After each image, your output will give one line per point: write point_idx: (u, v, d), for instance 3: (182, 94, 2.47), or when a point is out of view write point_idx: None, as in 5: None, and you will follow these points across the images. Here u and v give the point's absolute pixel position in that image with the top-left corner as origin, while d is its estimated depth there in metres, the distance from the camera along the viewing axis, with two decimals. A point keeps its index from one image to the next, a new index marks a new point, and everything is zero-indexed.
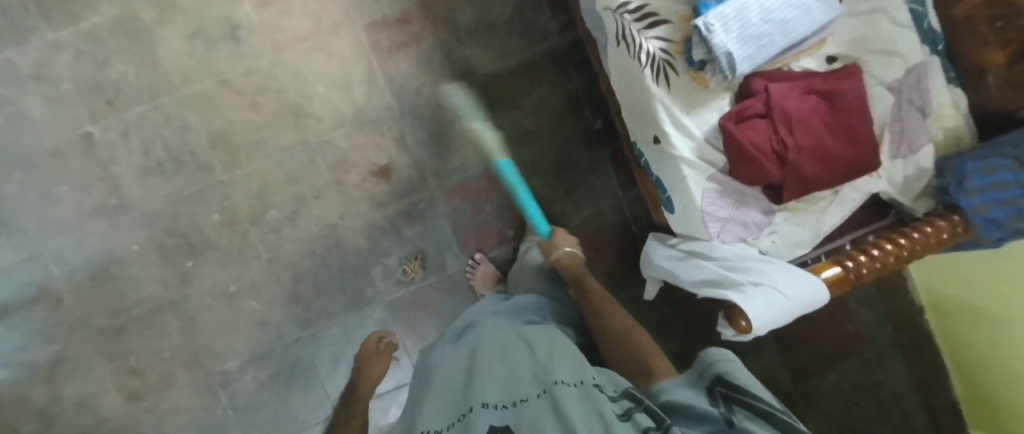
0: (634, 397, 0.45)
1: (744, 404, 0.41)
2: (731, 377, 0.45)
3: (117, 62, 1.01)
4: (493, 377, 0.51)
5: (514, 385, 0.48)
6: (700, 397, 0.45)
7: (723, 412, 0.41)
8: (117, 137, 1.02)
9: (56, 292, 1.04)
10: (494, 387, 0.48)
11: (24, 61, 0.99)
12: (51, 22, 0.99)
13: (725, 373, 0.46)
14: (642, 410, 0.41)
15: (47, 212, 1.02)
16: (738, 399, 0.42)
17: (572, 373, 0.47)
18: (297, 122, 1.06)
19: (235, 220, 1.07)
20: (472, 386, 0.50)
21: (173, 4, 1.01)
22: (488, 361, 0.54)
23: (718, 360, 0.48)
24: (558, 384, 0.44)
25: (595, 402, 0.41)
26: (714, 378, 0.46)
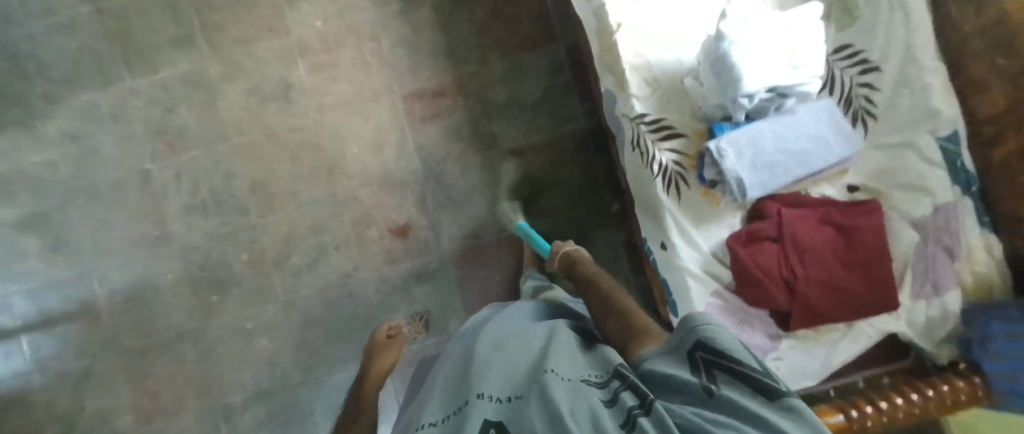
0: (619, 375, 0.39)
1: (726, 370, 0.34)
2: (713, 338, 0.37)
3: (182, 110, 1.13)
4: (490, 368, 0.44)
5: (512, 379, 0.41)
6: (678, 365, 0.38)
7: (703, 380, 0.34)
8: (171, 176, 1.14)
9: (96, 310, 1.13)
10: (490, 379, 0.42)
11: (106, 103, 1.14)
12: (134, 72, 1.14)
13: (705, 333, 0.38)
14: (628, 388, 0.36)
15: (101, 235, 1.14)
16: (720, 363, 0.35)
17: (570, 369, 0.42)
18: (329, 177, 1.13)
19: (260, 262, 1.13)
20: (469, 381, 0.44)
21: (237, 64, 1.13)
22: (487, 355, 0.48)
23: (697, 318, 0.40)
24: (558, 378, 0.38)
25: (592, 398, 0.35)
26: (694, 342, 0.38)
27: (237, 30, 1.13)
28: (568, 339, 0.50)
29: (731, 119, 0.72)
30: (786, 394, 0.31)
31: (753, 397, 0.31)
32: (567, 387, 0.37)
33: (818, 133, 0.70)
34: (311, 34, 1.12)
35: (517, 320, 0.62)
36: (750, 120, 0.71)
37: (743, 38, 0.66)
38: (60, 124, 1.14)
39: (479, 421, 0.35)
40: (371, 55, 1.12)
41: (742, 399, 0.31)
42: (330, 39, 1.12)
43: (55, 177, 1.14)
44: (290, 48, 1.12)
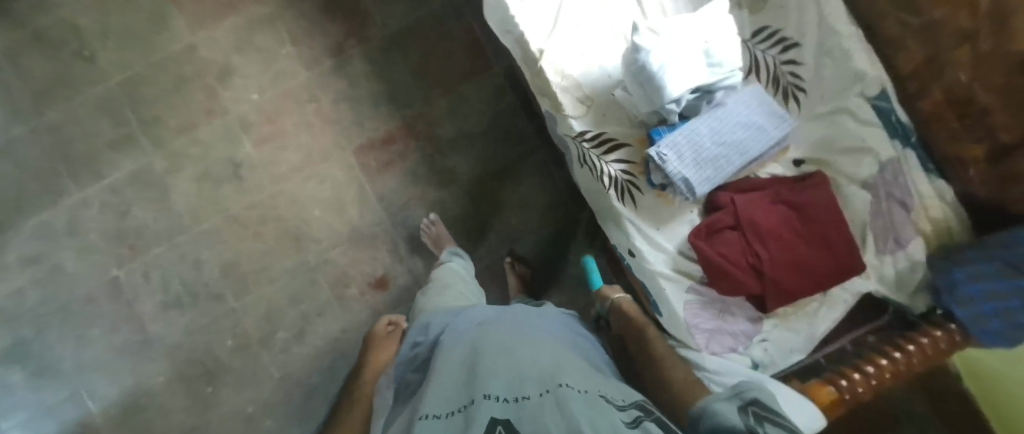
0: (644, 408, 0.44)
1: (771, 421, 0.42)
2: (762, 401, 0.44)
3: (136, 210, 1.12)
4: (496, 368, 0.45)
5: (520, 384, 0.43)
6: (725, 409, 0.45)
7: (748, 422, 0.41)
8: (140, 277, 1.12)
9: (93, 427, 1.12)
10: (500, 381, 0.43)
11: (59, 219, 1.13)
12: (79, 182, 1.12)
13: (756, 396, 0.45)
14: (652, 418, 0.41)
15: (84, 350, 1.13)
16: (765, 416, 0.42)
17: (581, 385, 0.44)
18: (297, 246, 1.12)
19: (247, 344, 1.13)
20: (473, 376, 0.45)
21: (181, 153, 1.11)
22: (489, 353, 0.49)
23: (748, 384, 0.48)
24: (574, 395, 0.41)
25: (612, 420, 0.38)
26: (744, 397, 0.45)
27: (175, 119, 1.11)
28: (575, 362, 0.53)
29: (666, 122, 0.72)
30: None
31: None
32: (583, 403, 0.39)
33: (751, 120, 0.72)
34: (250, 107, 1.11)
35: (515, 320, 0.63)
36: (685, 119, 0.72)
37: (660, 46, 0.66)
38: (17, 250, 1.12)
39: (492, 421, 0.37)
40: (315, 116, 1.11)
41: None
42: (270, 109, 1.11)
43: (24, 304, 1.13)
44: (231, 126, 1.11)
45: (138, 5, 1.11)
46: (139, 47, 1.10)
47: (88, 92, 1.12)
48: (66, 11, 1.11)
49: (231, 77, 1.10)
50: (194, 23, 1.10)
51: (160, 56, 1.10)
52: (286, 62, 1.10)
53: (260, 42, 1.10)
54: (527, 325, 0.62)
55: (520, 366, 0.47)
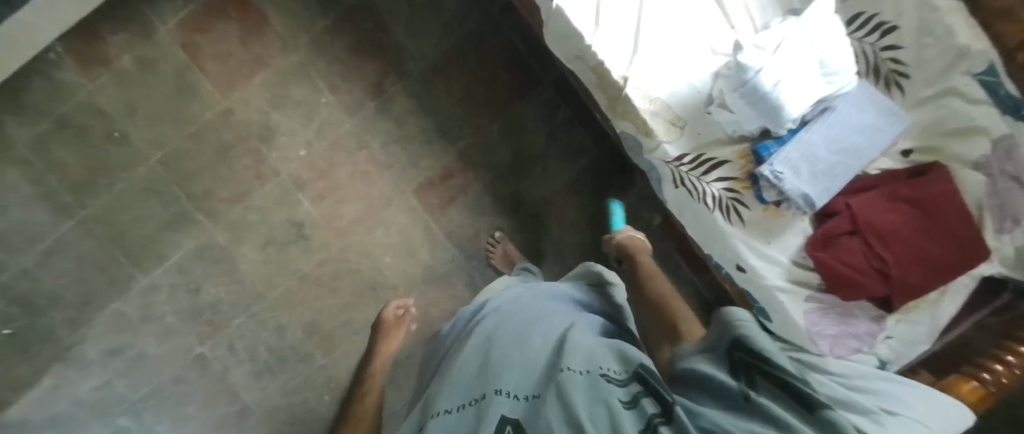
0: (638, 374, 0.41)
1: (765, 374, 0.39)
2: (750, 342, 0.42)
3: (207, 286, 1.10)
4: (505, 360, 0.44)
5: (529, 376, 0.42)
6: (719, 365, 0.43)
7: (743, 384, 0.38)
8: (225, 350, 1.12)
9: None
10: (506, 373, 0.42)
11: (130, 307, 1.09)
12: (143, 266, 1.08)
13: (744, 338, 0.43)
14: (649, 395, 0.38)
15: (183, 429, 1.12)
16: (755, 367, 0.40)
17: (586, 361, 0.42)
18: (375, 294, 1.12)
19: (343, 396, 1.14)
20: (484, 369, 0.44)
21: (241, 222, 1.08)
22: (500, 345, 0.48)
23: (733, 315, 0.46)
24: (582, 375, 0.39)
25: (609, 397, 0.36)
26: (732, 343, 0.44)
27: (226, 189, 1.07)
28: (580, 333, 0.51)
29: (774, 136, 0.69)
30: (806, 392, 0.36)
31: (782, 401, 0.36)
32: (586, 384, 0.38)
33: (864, 123, 0.68)
34: (299, 165, 1.07)
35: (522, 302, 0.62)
36: (795, 130, 0.69)
37: (768, 64, 0.62)
38: (95, 344, 1.09)
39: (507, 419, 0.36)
40: (367, 162, 1.08)
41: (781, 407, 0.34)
42: (321, 164, 1.07)
43: (115, 396, 1.10)
44: (285, 187, 1.07)
45: (161, 74, 1.03)
46: (172, 120, 1.04)
47: (127, 174, 1.05)
48: (87, 92, 1.02)
49: (274, 137, 1.06)
50: (223, 86, 1.04)
51: (195, 126, 1.05)
52: (327, 112, 1.06)
53: (296, 95, 1.05)
54: (535, 307, 0.60)
55: (533, 358, 0.45)
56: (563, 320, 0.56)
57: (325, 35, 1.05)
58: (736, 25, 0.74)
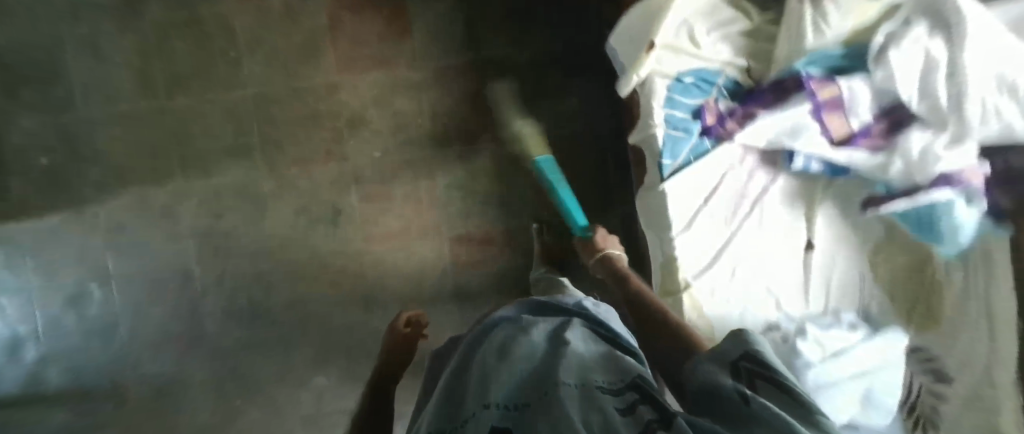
0: (636, 388, 0.31)
1: (770, 386, 0.28)
2: (758, 349, 0.31)
3: (230, 218, 1.13)
4: (478, 378, 0.37)
5: (520, 384, 0.35)
6: (710, 370, 0.31)
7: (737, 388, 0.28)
8: (212, 280, 1.14)
9: (125, 396, 1.16)
10: (481, 387, 0.35)
11: (156, 199, 1.13)
12: (188, 172, 1.12)
13: (752, 341, 0.31)
14: (648, 403, 0.28)
15: (138, 326, 1.15)
16: (758, 376, 0.29)
17: (578, 370, 0.34)
18: (366, 306, 1.13)
19: (287, 376, 1.15)
20: (461, 391, 0.37)
21: (291, 182, 1.12)
22: (478, 358, 0.41)
23: (742, 330, 0.33)
24: (563, 383, 0.31)
25: (606, 411, 0.27)
26: (733, 351, 0.32)
27: (294, 148, 1.11)
28: (577, 340, 0.41)
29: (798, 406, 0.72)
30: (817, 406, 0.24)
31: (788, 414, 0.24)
32: (567, 393, 0.29)
33: None
34: (367, 162, 1.10)
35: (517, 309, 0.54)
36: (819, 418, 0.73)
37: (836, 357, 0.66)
38: (110, 213, 1.13)
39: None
40: (424, 191, 1.11)
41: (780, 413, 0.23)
42: (386, 172, 1.11)
43: (101, 264, 1.14)
44: (345, 174, 1.11)
45: (296, 26, 1.08)
46: (283, 67, 1.09)
47: (219, 91, 1.10)
48: (228, 8, 1.08)
49: (359, 128, 1.10)
50: (341, 64, 1.09)
51: (299, 82, 1.09)
52: (415, 133, 1.10)
53: (398, 104, 1.09)
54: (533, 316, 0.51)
55: (510, 366, 0.37)
56: (555, 324, 0.47)
57: (451, 70, 1.08)
58: (812, 298, 0.74)
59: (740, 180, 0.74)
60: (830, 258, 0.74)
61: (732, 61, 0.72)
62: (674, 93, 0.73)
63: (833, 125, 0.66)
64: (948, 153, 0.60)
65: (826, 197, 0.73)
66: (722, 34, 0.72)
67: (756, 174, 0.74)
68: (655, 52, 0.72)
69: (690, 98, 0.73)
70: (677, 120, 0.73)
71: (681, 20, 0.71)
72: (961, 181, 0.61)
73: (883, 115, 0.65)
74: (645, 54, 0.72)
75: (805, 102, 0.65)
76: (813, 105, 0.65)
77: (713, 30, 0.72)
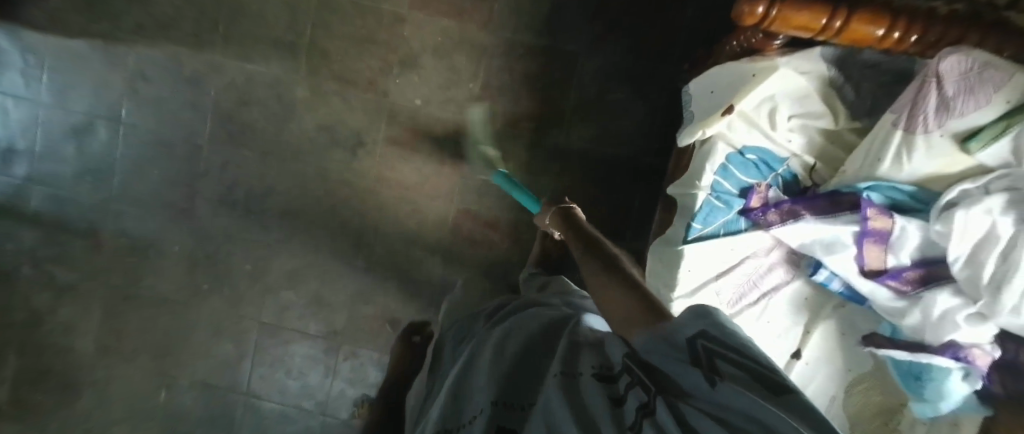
0: (628, 366, 0.30)
1: (736, 364, 0.24)
2: (717, 322, 0.27)
3: (254, 110, 1.11)
4: (483, 368, 0.40)
5: (523, 378, 0.37)
6: (665, 352, 0.27)
7: (707, 373, 0.24)
8: (217, 163, 1.13)
9: (100, 241, 1.16)
10: (485, 380, 0.38)
11: (188, 64, 1.10)
12: (228, 50, 1.09)
13: (711, 314, 0.27)
14: (640, 385, 0.27)
15: (132, 179, 1.14)
16: (720, 354, 0.25)
17: (573, 359, 0.35)
18: (356, 243, 1.13)
19: (258, 279, 1.15)
20: (467, 381, 0.41)
21: (325, 97, 1.09)
22: (485, 349, 0.43)
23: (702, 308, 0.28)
24: (556, 376, 0.32)
25: (593, 400, 0.28)
26: (686, 328, 0.27)
27: (340, 64, 1.08)
28: (571, 326, 0.42)
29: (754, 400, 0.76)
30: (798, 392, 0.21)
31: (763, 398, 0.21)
32: (557, 386, 0.31)
33: None
34: (406, 104, 1.08)
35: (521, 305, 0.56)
36: None
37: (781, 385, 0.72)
38: (138, 59, 1.10)
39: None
40: (450, 155, 1.09)
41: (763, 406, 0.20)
42: (421, 122, 1.08)
43: (114, 107, 1.12)
44: (381, 109, 1.09)
45: None
46: None
47: None
48: None
49: (411, 69, 1.07)
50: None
51: (368, 1, 1.05)
52: (463, 95, 1.07)
53: (456, 61, 1.06)
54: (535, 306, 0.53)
55: (509, 360, 0.40)
56: (554, 315, 0.48)
57: (521, 47, 1.04)
58: None
59: (758, 270, 0.73)
60: (810, 376, 0.74)
61: (800, 157, 0.71)
62: (731, 164, 0.71)
63: (869, 256, 0.64)
64: (968, 327, 0.59)
65: (830, 317, 0.73)
66: (802, 125, 0.69)
67: (774, 270, 0.73)
68: (729, 117, 0.69)
69: (746, 175, 0.71)
70: (722, 189, 0.72)
71: (768, 94, 0.67)
72: (968, 357, 0.59)
73: (920, 265, 0.63)
74: (719, 116, 0.70)
75: (853, 223, 0.64)
76: (860, 229, 0.63)
77: (795, 118, 0.69)
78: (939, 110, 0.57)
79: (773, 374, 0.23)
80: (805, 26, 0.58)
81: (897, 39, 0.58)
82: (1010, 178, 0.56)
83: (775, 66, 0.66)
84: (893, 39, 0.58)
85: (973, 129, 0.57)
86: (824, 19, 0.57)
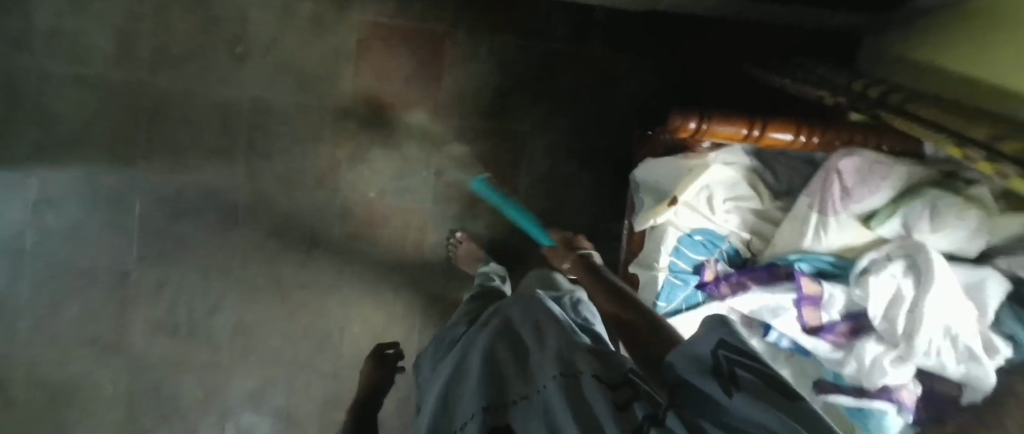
0: (627, 379, 0.38)
1: (751, 370, 0.31)
2: (731, 334, 0.34)
3: (190, 223, 1.04)
4: (495, 378, 0.49)
5: (523, 378, 0.47)
6: (694, 371, 0.35)
7: (726, 385, 0.31)
8: (151, 285, 1.04)
9: (11, 391, 1.02)
10: (483, 387, 0.48)
11: (105, 183, 1.01)
12: (153, 163, 1.02)
13: (728, 327, 0.35)
14: (642, 398, 0.35)
15: (46, 316, 1.01)
16: (739, 362, 0.33)
17: (566, 359, 0.43)
18: (320, 346, 1.10)
19: (214, 401, 1.08)
20: (466, 390, 0.50)
21: (269, 202, 1.05)
22: (486, 356, 0.53)
23: (718, 316, 0.36)
24: (554, 380, 0.41)
25: (595, 405, 0.36)
26: (712, 343, 0.35)
27: (283, 167, 1.04)
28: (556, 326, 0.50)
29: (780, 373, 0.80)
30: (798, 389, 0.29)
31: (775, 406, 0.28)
32: (557, 389, 0.40)
33: None
34: (359, 198, 1.07)
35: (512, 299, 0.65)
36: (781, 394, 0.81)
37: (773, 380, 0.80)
38: (43, 184, 0.99)
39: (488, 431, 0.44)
40: (410, 243, 1.10)
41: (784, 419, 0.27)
42: (376, 215, 1.08)
43: (15, 239, 1.00)
44: (333, 207, 1.06)
45: (318, 44, 1.02)
46: (294, 82, 1.02)
47: (214, 85, 1.01)
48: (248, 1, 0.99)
49: (359, 165, 1.06)
50: (358, 95, 1.04)
51: (308, 101, 1.03)
52: (417, 183, 1.08)
53: (407, 151, 1.07)
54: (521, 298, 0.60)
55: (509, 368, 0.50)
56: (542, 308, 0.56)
57: (469, 133, 1.08)
58: None
59: None
60: None
61: (738, 233, 0.81)
62: (683, 246, 0.79)
63: (808, 316, 0.75)
64: (893, 370, 0.71)
65: (785, 366, 0.81)
66: (737, 206, 0.79)
67: None
68: (674, 207, 0.78)
69: (696, 254, 0.80)
70: (677, 269, 0.80)
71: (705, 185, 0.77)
72: (899, 399, 0.71)
73: (847, 319, 0.75)
74: (667, 206, 0.79)
75: (791, 291, 0.74)
76: (797, 296, 0.73)
77: (730, 201, 0.79)
78: (844, 197, 0.69)
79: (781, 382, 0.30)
80: (730, 137, 0.69)
81: (803, 141, 0.69)
82: (904, 247, 0.69)
83: (706, 163, 0.76)
84: (801, 142, 0.69)
85: (870, 211, 0.69)
86: (744, 130, 0.68)
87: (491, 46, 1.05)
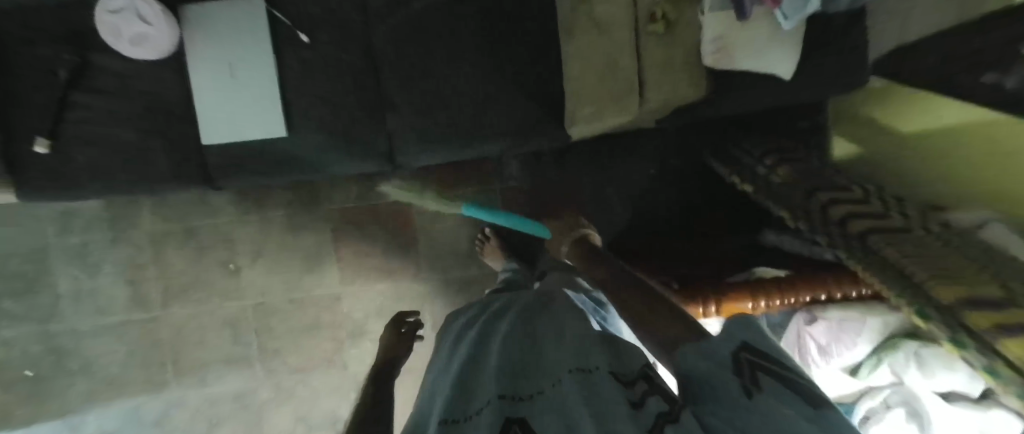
0: (646, 375, 0.37)
1: (775, 377, 0.33)
2: (755, 339, 0.35)
3: (226, 425, 1.12)
4: (511, 362, 0.44)
5: (544, 375, 0.41)
6: (713, 360, 0.35)
7: (745, 384, 0.32)
8: None
9: None
10: (499, 376, 0.41)
11: (148, 408, 1.11)
12: (182, 380, 1.11)
13: (751, 332, 0.36)
14: (655, 390, 0.35)
15: None
16: (760, 366, 0.34)
17: (581, 357, 0.40)
18: None
19: None
20: (481, 381, 0.43)
21: (290, 391, 1.12)
22: (499, 344, 0.48)
23: (749, 317, 0.37)
24: (571, 374, 0.38)
25: (609, 395, 0.34)
26: (736, 342, 0.36)
27: (293, 357, 1.11)
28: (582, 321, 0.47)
29: None
30: (817, 398, 0.31)
31: (802, 410, 0.30)
32: (575, 383, 0.37)
33: None
34: (366, 369, 1.12)
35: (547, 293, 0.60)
36: None
37: None
38: (98, 422, 1.10)
39: (500, 426, 0.35)
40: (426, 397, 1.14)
41: (808, 426, 0.28)
42: None
43: None
44: (345, 382, 1.13)
45: (298, 240, 1.09)
46: (285, 279, 1.09)
47: (218, 301, 1.09)
48: (230, 220, 1.07)
49: (361, 338, 1.12)
50: (345, 277, 1.10)
51: (302, 293, 1.10)
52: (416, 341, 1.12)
53: None
54: (548, 296, 0.57)
55: (522, 362, 0.44)
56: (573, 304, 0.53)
57: (455, 283, 1.11)
58: None
59: None
60: None
61: None
62: None
63: None
64: None
65: None
66: None
67: None
68: None
69: None
70: None
71: None
72: None
73: None
74: None
75: None
76: None
77: None
78: (821, 352, 0.68)
79: (814, 395, 0.31)
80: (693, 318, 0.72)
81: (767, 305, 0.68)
82: (898, 393, 0.65)
83: None
84: (763, 306, 0.68)
85: (856, 363, 0.68)
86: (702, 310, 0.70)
87: (455, 202, 1.10)
